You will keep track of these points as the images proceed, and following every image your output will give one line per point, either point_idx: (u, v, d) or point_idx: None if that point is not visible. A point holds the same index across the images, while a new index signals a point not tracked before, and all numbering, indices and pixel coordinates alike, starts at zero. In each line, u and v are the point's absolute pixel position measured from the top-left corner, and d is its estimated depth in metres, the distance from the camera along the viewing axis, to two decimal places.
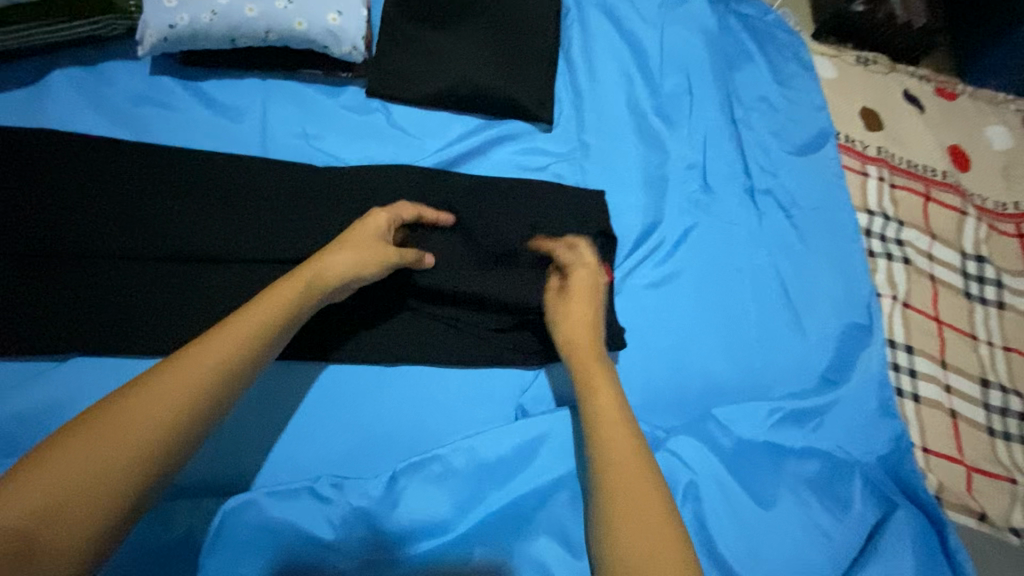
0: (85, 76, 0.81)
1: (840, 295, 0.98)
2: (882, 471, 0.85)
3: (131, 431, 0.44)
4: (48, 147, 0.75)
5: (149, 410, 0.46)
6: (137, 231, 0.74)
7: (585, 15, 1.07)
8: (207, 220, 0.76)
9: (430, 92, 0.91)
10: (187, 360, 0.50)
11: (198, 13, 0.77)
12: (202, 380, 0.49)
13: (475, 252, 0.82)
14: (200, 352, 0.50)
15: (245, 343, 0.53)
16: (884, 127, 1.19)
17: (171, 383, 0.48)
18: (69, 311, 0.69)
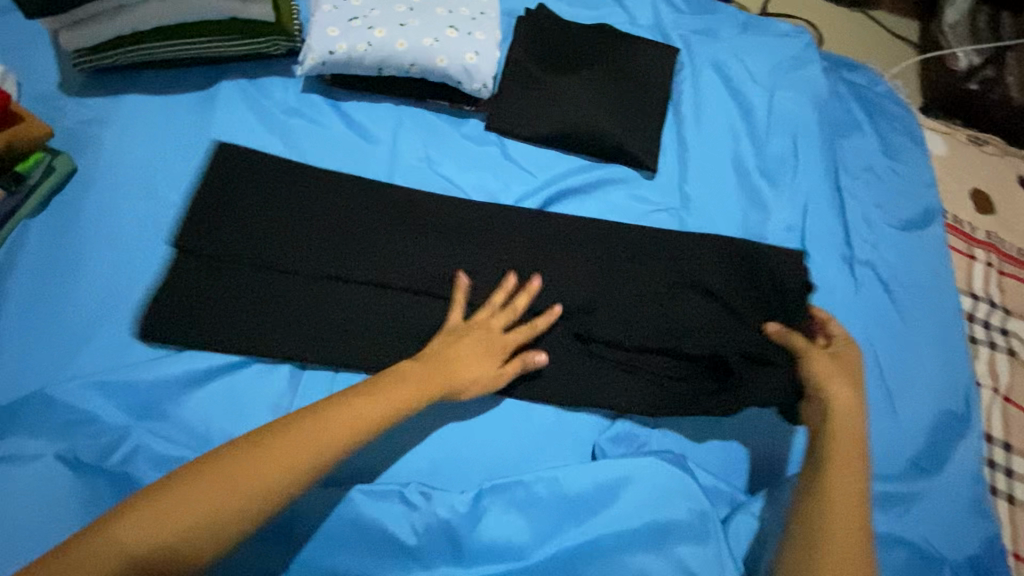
0: (247, 87, 0.90)
1: (937, 380, 0.94)
2: (972, 573, 0.80)
3: (228, 493, 0.53)
4: (254, 164, 0.83)
5: (250, 478, 0.54)
6: (291, 246, 0.79)
7: (698, 70, 1.10)
8: (355, 245, 0.81)
9: (546, 132, 0.97)
10: (284, 441, 0.57)
11: (356, 44, 0.86)
12: (307, 457, 0.57)
13: (605, 297, 0.84)
14: (303, 434, 0.58)
15: (341, 431, 0.59)
16: (994, 211, 1.15)
17: (268, 461, 0.56)
18: (257, 314, 0.75)
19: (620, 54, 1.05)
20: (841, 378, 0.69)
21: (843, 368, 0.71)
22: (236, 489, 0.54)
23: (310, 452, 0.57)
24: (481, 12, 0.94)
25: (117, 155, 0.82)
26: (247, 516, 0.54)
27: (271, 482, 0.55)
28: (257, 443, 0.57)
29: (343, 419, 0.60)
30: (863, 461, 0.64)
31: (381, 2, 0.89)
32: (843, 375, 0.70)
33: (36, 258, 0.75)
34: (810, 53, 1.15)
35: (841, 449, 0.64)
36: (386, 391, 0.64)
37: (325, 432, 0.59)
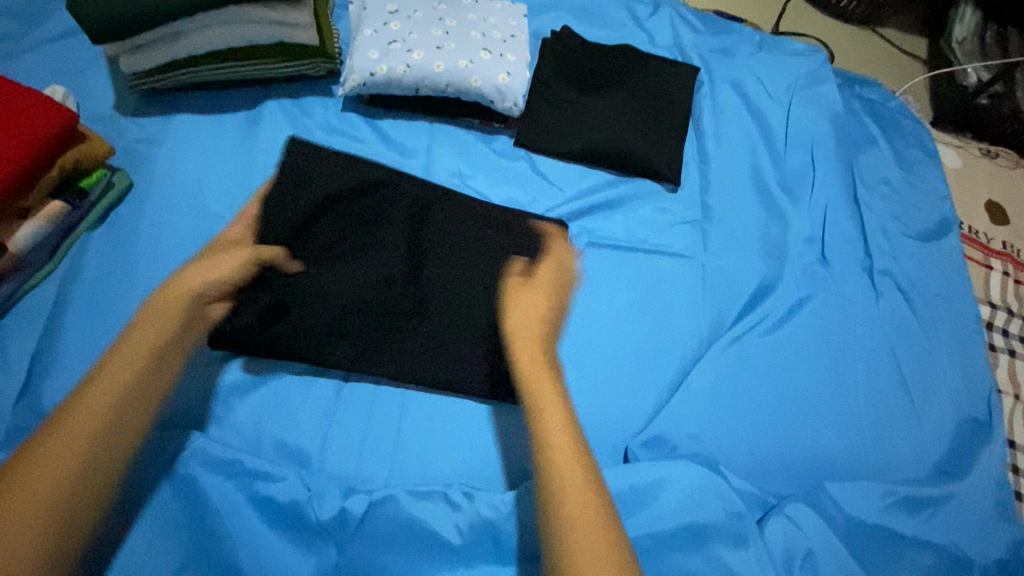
0: (290, 106, 0.95)
1: (958, 387, 0.96)
2: None
3: (53, 471, 0.50)
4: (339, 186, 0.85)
5: (66, 450, 0.52)
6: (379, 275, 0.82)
7: (717, 87, 1.14)
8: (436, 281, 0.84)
9: (574, 148, 1.01)
10: (83, 403, 0.54)
11: (395, 65, 0.90)
12: (98, 417, 0.54)
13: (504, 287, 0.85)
14: (86, 399, 0.54)
15: (124, 389, 0.56)
16: (1010, 221, 1.18)
17: (57, 439, 0.52)
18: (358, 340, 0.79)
19: (642, 73, 1.09)
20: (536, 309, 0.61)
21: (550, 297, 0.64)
22: (44, 475, 0.50)
23: (97, 411, 0.54)
24: (511, 35, 0.99)
25: (171, 171, 0.86)
26: (76, 481, 0.51)
27: (91, 445, 0.53)
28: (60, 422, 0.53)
29: (122, 374, 0.56)
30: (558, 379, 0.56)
31: (418, 26, 0.94)
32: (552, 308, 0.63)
33: (97, 271, 0.79)
34: (824, 71, 1.19)
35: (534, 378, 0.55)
36: (158, 324, 0.60)
37: (116, 387, 0.55)
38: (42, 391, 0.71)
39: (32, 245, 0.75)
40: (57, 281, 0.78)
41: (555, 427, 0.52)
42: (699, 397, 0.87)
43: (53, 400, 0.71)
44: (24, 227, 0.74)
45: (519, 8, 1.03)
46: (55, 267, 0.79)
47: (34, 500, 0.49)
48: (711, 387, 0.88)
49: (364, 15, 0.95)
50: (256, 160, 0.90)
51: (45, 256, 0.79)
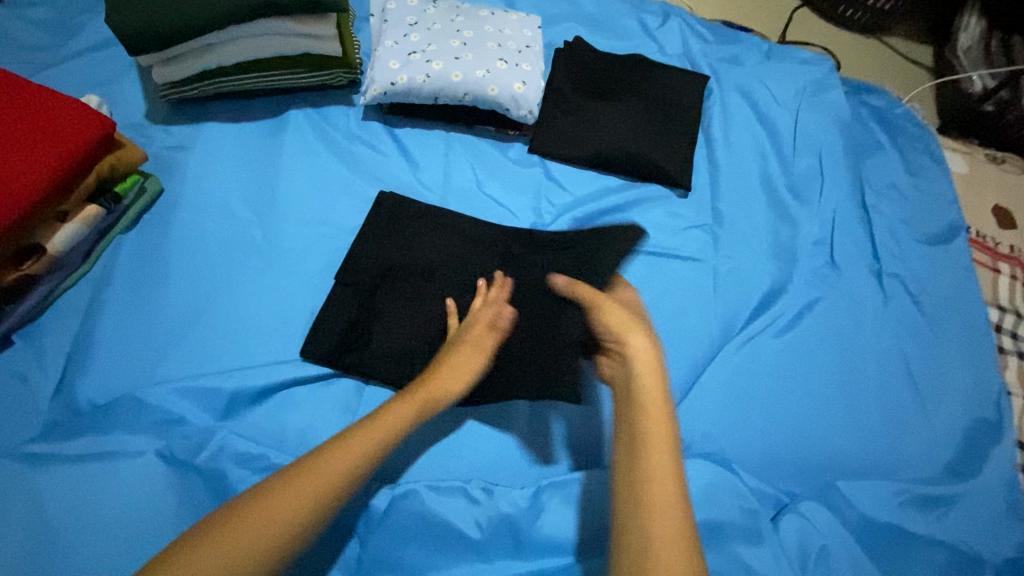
0: (313, 114, 0.98)
1: (968, 388, 0.97)
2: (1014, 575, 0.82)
3: (294, 512, 0.56)
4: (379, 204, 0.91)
5: (293, 494, 0.57)
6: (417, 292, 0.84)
7: (726, 94, 1.17)
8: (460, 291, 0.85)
9: (587, 154, 1.03)
10: (329, 459, 0.60)
11: (415, 76, 0.94)
12: (321, 484, 0.58)
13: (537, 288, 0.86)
14: (335, 452, 0.61)
15: (354, 461, 0.61)
16: (1018, 226, 1.19)
17: (301, 487, 0.57)
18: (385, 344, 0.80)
19: (653, 81, 1.12)
20: (635, 326, 0.74)
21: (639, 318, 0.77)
22: (275, 512, 0.55)
23: (323, 484, 0.58)
24: (526, 46, 1.02)
25: (200, 176, 0.90)
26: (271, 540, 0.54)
27: (329, 490, 0.58)
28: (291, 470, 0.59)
29: (354, 455, 0.61)
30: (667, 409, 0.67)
31: (437, 37, 0.97)
32: (641, 328, 0.75)
33: (130, 273, 0.82)
34: (832, 79, 1.21)
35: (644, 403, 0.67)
36: (387, 424, 0.65)
37: (347, 462, 0.60)
38: (78, 388, 0.74)
39: (70, 246, 0.79)
40: (92, 282, 0.82)
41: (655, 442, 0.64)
42: (712, 396, 0.89)
43: (89, 397, 0.74)
44: (62, 230, 0.78)
45: (533, 19, 1.06)
46: (91, 269, 0.82)
47: (267, 536, 0.54)
48: (723, 387, 0.90)
49: (385, 27, 0.98)
50: (281, 166, 0.93)
51: (82, 258, 0.82)
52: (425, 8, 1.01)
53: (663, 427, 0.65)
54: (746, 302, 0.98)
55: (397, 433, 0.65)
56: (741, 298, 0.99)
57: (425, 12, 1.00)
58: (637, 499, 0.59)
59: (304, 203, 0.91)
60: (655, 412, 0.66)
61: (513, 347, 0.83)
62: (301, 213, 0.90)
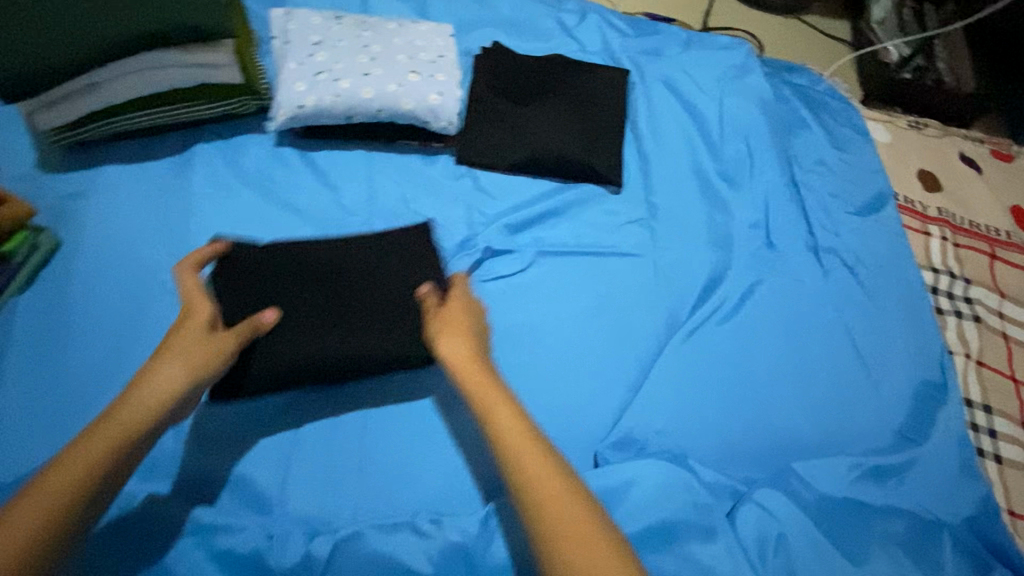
0: (223, 147, 0.94)
1: (911, 352, 0.99)
2: (970, 534, 0.83)
3: (48, 515, 0.49)
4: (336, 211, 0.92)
5: (56, 485, 0.51)
6: (298, 284, 0.80)
7: (649, 87, 1.17)
8: (384, 325, 0.79)
9: (514, 160, 1.01)
10: (64, 469, 0.52)
11: (324, 97, 0.90)
12: (80, 480, 0.52)
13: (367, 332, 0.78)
14: (95, 437, 0.54)
15: (105, 455, 0.54)
16: (944, 188, 1.21)
17: (59, 486, 0.51)
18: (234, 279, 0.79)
19: (574, 81, 1.11)
20: (465, 334, 0.69)
21: (473, 332, 0.72)
22: (49, 507, 0.49)
23: (81, 482, 0.52)
24: (439, 56, 0.99)
25: (101, 225, 0.84)
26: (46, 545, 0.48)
27: (65, 508, 0.50)
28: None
29: (108, 443, 0.54)
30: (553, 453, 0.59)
31: (343, 54, 0.94)
32: (479, 348, 0.70)
33: (29, 336, 0.76)
34: (751, 61, 1.23)
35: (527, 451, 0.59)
36: (131, 414, 0.57)
37: (100, 450, 0.54)
38: None
39: None
40: None
41: (558, 504, 0.56)
42: (661, 393, 0.88)
43: None
44: None
45: (445, 28, 1.04)
46: None
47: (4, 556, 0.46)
48: (672, 382, 0.89)
49: (287, 48, 0.94)
50: (190, 204, 0.88)
51: None
52: (329, 24, 0.97)
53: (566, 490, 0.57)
54: (688, 293, 0.98)
55: (176, 396, 0.60)
56: (683, 289, 0.98)
57: (330, 29, 0.96)
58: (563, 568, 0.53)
59: (218, 240, 0.86)
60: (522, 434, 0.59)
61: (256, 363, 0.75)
62: None
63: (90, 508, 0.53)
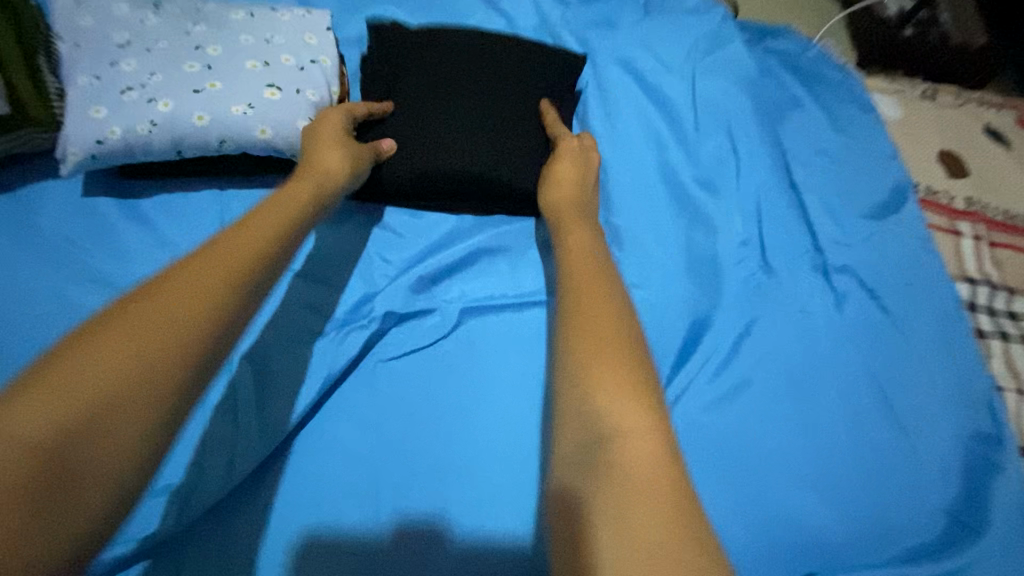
0: (7, 202, 0.66)
1: (954, 396, 0.77)
2: None
3: (114, 395, 0.30)
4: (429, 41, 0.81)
5: (159, 338, 0.33)
6: (457, 80, 0.78)
7: (602, 71, 0.91)
8: (515, 141, 0.76)
9: (419, 175, 0.73)
10: (126, 319, 0.33)
11: (132, 125, 0.63)
12: (147, 342, 0.32)
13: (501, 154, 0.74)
14: (215, 251, 0.39)
15: (183, 322, 0.34)
16: (970, 172, 0.98)
17: (184, 302, 0.35)
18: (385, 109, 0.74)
19: (506, 65, 0.81)
20: (582, 235, 0.54)
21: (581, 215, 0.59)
22: (161, 336, 0.33)
23: (148, 346, 0.32)
24: (311, 59, 0.71)
25: None
26: (102, 472, 0.29)
27: (131, 410, 0.31)
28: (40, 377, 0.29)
29: (188, 294, 0.36)
30: (627, 312, 0.42)
31: (162, 62, 0.66)
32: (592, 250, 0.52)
33: None
34: (728, 27, 0.97)
35: (582, 287, 0.45)
36: (214, 259, 0.39)
37: (176, 307, 0.35)
38: None
39: None
40: None
41: (629, 421, 0.35)
42: None
43: None
44: None
45: (321, 18, 0.75)
46: None
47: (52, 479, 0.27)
48: None
49: (80, 54, 0.66)
50: None
51: None
52: (143, 18, 0.69)
53: (606, 326, 0.40)
54: (667, 345, 0.74)
55: (264, 254, 0.42)
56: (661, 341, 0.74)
57: (144, 24, 0.69)
58: (559, 396, 0.37)
59: None
60: (589, 277, 0.45)
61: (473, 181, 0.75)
62: None
63: (149, 456, 0.31)
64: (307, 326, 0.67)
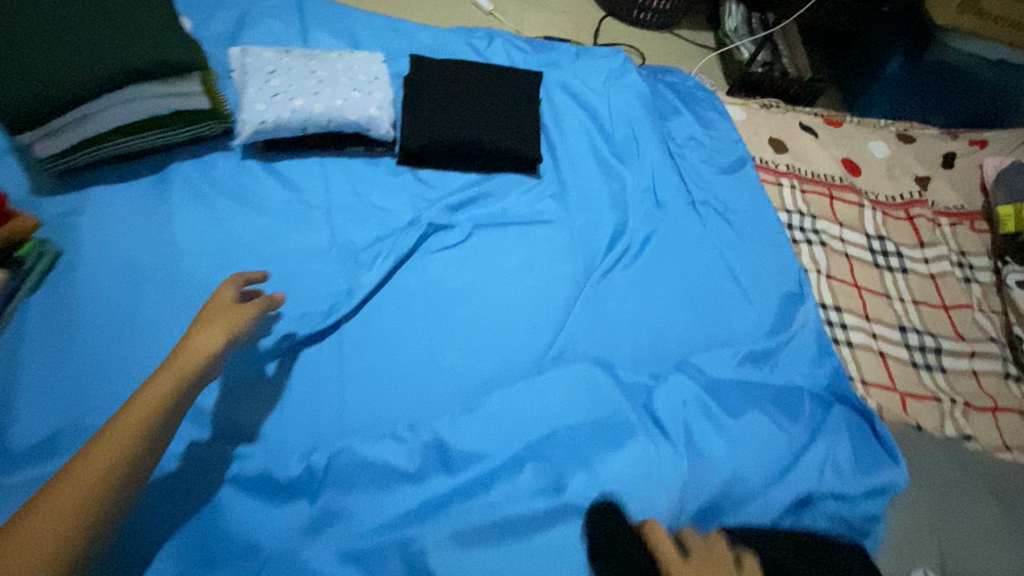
0: (196, 164, 1.10)
1: (775, 272, 1.25)
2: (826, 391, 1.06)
3: (84, 494, 0.57)
4: (451, 67, 1.31)
5: (111, 457, 0.60)
6: (469, 89, 1.27)
7: (550, 92, 1.43)
8: (503, 123, 1.25)
9: (446, 140, 1.20)
10: (98, 445, 0.61)
11: (281, 113, 1.10)
12: (110, 459, 0.60)
13: (497, 131, 1.23)
14: (143, 398, 0.66)
15: (121, 451, 0.61)
16: (790, 151, 1.52)
17: (120, 434, 0.62)
18: (427, 105, 1.23)
19: (495, 81, 1.31)
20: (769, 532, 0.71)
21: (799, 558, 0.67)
22: (115, 457, 0.60)
23: (106, 467, 0.59)
24: (376, 77, 1.21)
25: (97, 233, 0.98)
26: (83, 527, 0.56)
27: (96, 496, 0.58)
28: (53, 482, 0.57)
29: (133, 425, 0.63)
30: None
31: (293, 79, 1.14)
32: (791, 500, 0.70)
33: (41, 330, 0.87)
34: (629, 66, 1.52)
35: None
36: (146, 400, 0.66)
37: (120, 437, 0.62)
38: (12, 435, 0.79)
39: None
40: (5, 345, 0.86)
41: None
42: (583, 318, 1.07)
43: (20, 442, 0.78)
44: None
45: (378, 56, 1.26)
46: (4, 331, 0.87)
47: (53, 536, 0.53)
48: (594, 311, 1.09)
49: (245, 78, 1.13)
50: (175, 211, 1.04)
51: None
52: (280, 58, 1.17)
53: None
54: (597, 245, 1.21)
55: (170, 400, 0.67)
56: (594, 243, 1.21)
57: (279, 60, 1.17)
58: None
59: (202, 241, 1.01)
60: None
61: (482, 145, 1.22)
62: (202, 247, 1.01)
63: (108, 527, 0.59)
64: (381, 233, 1.11)
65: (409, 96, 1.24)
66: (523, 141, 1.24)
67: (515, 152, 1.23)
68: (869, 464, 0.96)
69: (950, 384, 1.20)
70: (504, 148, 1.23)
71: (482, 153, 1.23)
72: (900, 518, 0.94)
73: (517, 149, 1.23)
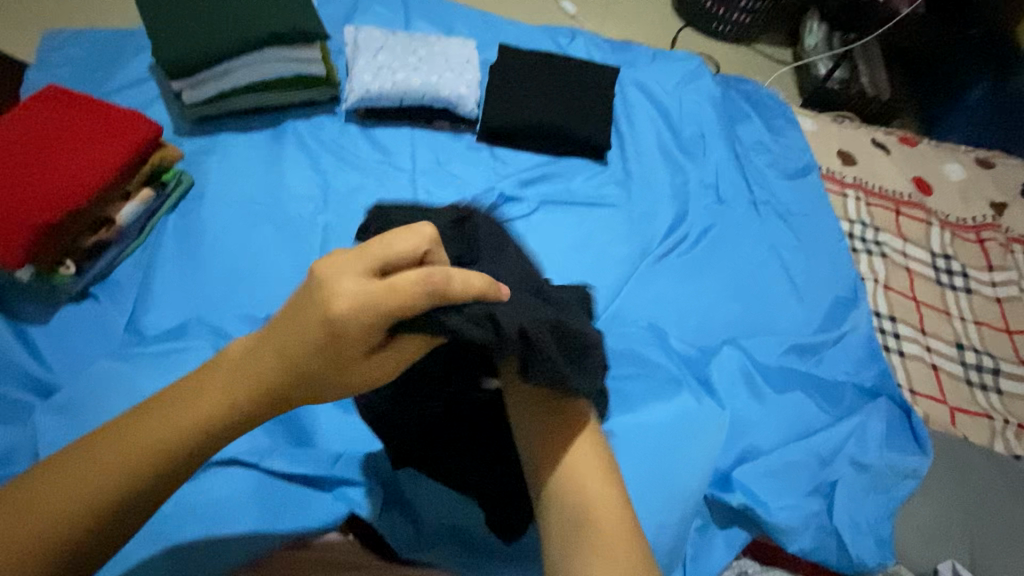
0: (305, 124, 1.26)
1: (830, 274, 1.25)
2: (885, 399, 1.03)
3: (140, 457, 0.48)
4: (534, 55, 1.40)
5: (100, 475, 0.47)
6: (550, 78, 1.36)
7: (625, 90, 1.50)
8: (577, 110, 1.32)
9: (521, 122, 1.29)
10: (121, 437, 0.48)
11: (384, 84, 1.24)
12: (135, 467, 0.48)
13: (571, 117, 1.31)
14: (156, 422, 0.49)
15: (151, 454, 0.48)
16: (859, 163, 1.51)
17: (133, 441, 0.48)
18: (509, 89, 1.33)
19: (574, 70, 1.39)
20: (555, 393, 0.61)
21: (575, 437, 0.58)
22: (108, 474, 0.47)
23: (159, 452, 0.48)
24: (466, 62, 1.33)
25: (219, 170, 1.14)
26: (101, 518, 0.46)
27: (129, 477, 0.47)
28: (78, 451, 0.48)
29: (162, 430, 0.49)
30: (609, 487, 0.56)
31: (396, 57, 1.28)
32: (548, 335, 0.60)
33: (175, 244, 1.04)
34: (703, 69, 1.57)
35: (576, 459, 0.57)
36: (172, 419, 0.49)
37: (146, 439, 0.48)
38: (144, 321, 0.94)
39: (131, 220, 1.01)
40: (146, 251, 1.03)
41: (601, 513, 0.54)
42: (633, 296, 1.14)
43: (153, 328, 0.94)
44: (125, 207, 1.01)
45: (469, 43, 1.38)
46: (144, 241, 1.04)
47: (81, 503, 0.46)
48: (645, 292, 1.15)
49: (357, 53, 1.29)
50: (284, 159, 1.19)
51: (135, 233, 1.03)
52: (388, 38, 1.32)
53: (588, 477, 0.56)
54: (655, 232, 1.25)
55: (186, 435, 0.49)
56: (653, 228, 1.26)
57: (386, 40, 1.31)
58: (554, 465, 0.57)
59: (306, 186, 1.16)
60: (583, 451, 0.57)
61: (553, 130, 1.30)
62: (300, 191, 1.15)
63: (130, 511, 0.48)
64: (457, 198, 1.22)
65: (493, 80, 1.35)
66: (593, 128, 1.31)
67: (586, 139, 1.31)
68: (897, 447, 0.97)
69: (1005, 405, 1.18)
70: (575, 133, 1.30)
71: (555, 137, 1.31)
72: (930, 511, 0.95)
73: (590, 135, 1.31)
